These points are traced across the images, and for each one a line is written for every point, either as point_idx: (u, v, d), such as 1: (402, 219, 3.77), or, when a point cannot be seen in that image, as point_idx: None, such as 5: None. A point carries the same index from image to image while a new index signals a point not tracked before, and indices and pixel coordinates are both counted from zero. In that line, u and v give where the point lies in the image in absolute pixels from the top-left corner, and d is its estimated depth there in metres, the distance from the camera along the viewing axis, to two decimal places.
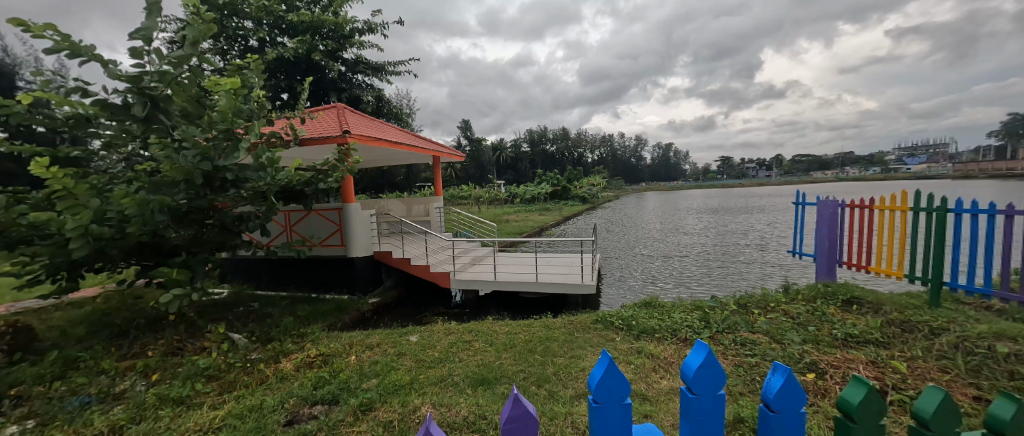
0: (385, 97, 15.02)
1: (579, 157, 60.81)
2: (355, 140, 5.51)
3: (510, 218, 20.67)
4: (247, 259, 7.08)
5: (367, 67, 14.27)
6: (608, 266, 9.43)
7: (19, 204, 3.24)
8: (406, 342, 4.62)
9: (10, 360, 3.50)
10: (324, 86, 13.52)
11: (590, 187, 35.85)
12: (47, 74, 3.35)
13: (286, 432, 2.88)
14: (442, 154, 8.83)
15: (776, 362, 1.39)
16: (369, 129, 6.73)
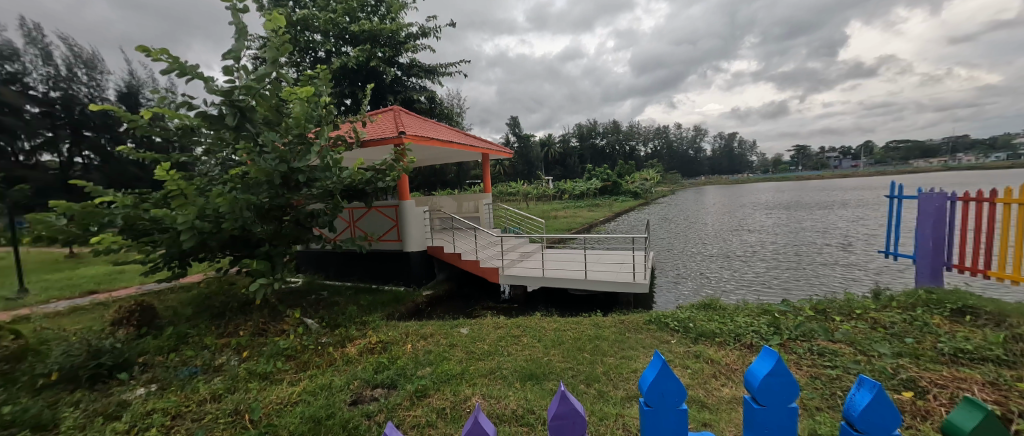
0: (438, 98, 15.60)
1: (633, 151, 58.42)
2: (410, 140, 5.81)
3: (560, 214, 20.50)
4: (319, 252, 7.78)
5: (421, 70, 14.91)
6: (664, 265, 8.96)
7: (143, 203, 3.87)
8: (458, 334, 4.81)
9: (139, 334, 4.20)
10: (382, 90, 14.35)
11: (642, 183, 34.37)
12: (163, 92, 3.93)
13: (351, 410, 3.16)
14: (493, 152, 8.98)
15: (860, 375, 1.25)
16: (424, 130, 7.04)
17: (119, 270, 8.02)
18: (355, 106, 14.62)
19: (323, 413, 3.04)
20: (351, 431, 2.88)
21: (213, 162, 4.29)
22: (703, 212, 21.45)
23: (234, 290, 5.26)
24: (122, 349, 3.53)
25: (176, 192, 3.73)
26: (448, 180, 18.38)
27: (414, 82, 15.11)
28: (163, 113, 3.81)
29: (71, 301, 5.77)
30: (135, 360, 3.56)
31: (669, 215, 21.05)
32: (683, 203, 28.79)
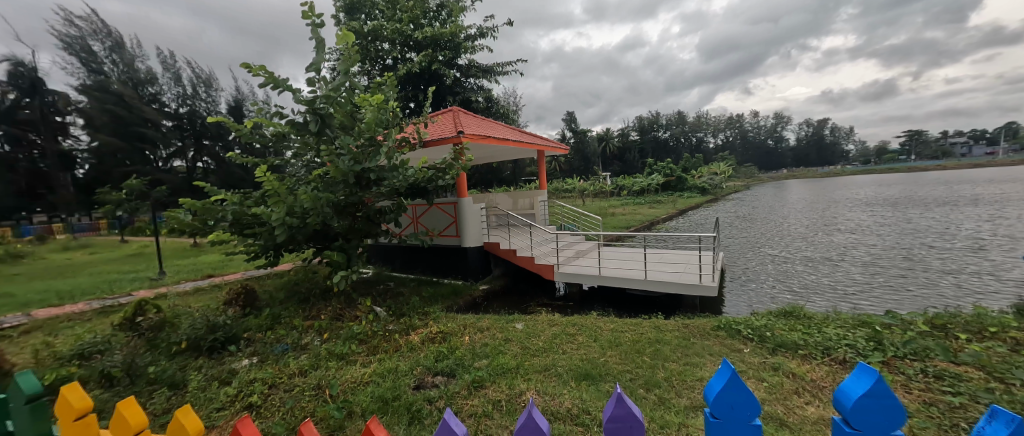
0: (495, 98, 15.91)
1: (702, 143, 54.22)
2: (469, 139, 5.98)
3: (620, 211, 19.80)
4: (386, 246, 8.41)
5: (478, 70, 15.26)
6: (737, 266, 8.22)
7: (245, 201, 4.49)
8: (513, 330, 4.90)
9: (243, 313, 4.91)
10: (442, 92, 14.95)
11: (710, 177, 31.81)
12: (260, 103, 4.51)
13: (415, 394, 3.38)
14: (551, 148, 8.95)
15: (996, 406, 1.04)
16: (482, 128, 7.23)
17: (228, 258, 9.36)
18: (418, 108, 15.40)
19: (390, 395, 3.30)
20: (414, 413, 3.08)
21: (299, 164, 4.84)
22: (783, 209, 19.31)
23: (315, 278, 5.88)
24: (231, 325, 4.15)
25: (270, 191, 4.27)
26: (505, 178, 18.71)
27: (472, 82, 15.53)
28: (261, 122, 4.39)
29: (196, 283, 6.92)
30: (241, 335, 4.17)
31: (742, 212, 19.26)
32: (760, 199, 26.21)
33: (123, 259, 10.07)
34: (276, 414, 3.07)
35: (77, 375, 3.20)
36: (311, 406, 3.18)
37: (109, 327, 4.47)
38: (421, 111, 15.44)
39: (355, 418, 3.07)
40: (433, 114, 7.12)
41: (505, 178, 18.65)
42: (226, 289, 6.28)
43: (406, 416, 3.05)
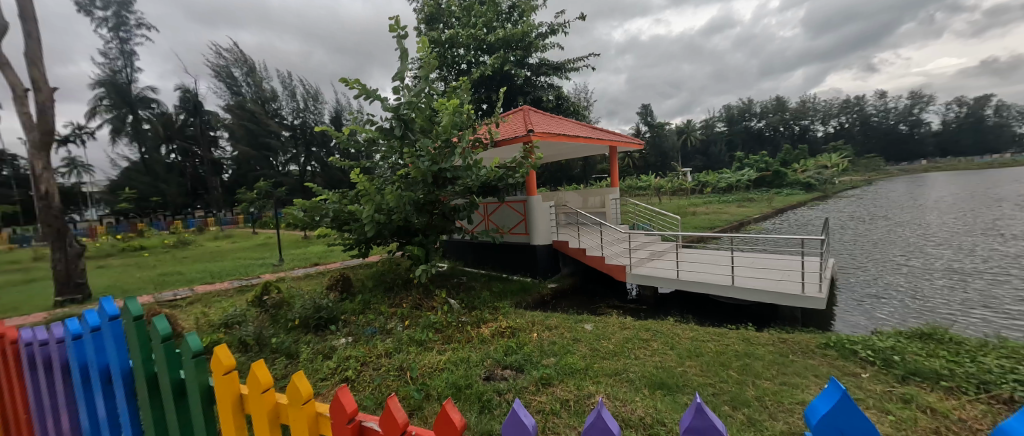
0: (565, 95, 15.78)
1: (810, 131, 46.98)
2: (539, 138, 6.03)
3: (702, 209, 18.26)
4: (460, 241, 8.85)
5: (550, 68, 15.15)
6: (851, 275, 7.03)
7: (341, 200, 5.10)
8: (582, 330, 4.85)
9: (341, 298, 5.59)
10: (514, 92, 15.19)
11: (819, 171, 27.47)
12: (354, 113, 5.08)
13: (486, 384, 3.54)
14: (627, 144, 8.54)
15: None
16: (553, 126, 7.21)
17: (330, 250, 10.74)
18: (491, 109, 15.92)
19: (463, 383, 3.50)
20: (484, 402, 3.23)
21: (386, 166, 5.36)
22: (916, 208, 16.03)
23: (398, 269, 6.46)
24: (332, 308, 4.77)
25: (362, 191, 4.82)
26: (576, 175, 18.46)
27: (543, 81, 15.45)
28: (356, 130, 4.98)
29: (306, 270, 8.06)
30: (339, 317, 4.76)
31: (858, 211, 16.40)
32: (886, 196, 21.99)
33: (252, 248, 12.14)
34: (366, 389, 3.47)
35: (224, 341, 4.00)
36: (394, 384, 3.52)
37: (242, 304, 5.44)
38: (493, 112, 15.93)
39: (431, 400, 3.33)
40: (504, 114, 7.29)
41: (576, 176, 18.42)
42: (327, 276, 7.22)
43: (477, 405, 3.20)
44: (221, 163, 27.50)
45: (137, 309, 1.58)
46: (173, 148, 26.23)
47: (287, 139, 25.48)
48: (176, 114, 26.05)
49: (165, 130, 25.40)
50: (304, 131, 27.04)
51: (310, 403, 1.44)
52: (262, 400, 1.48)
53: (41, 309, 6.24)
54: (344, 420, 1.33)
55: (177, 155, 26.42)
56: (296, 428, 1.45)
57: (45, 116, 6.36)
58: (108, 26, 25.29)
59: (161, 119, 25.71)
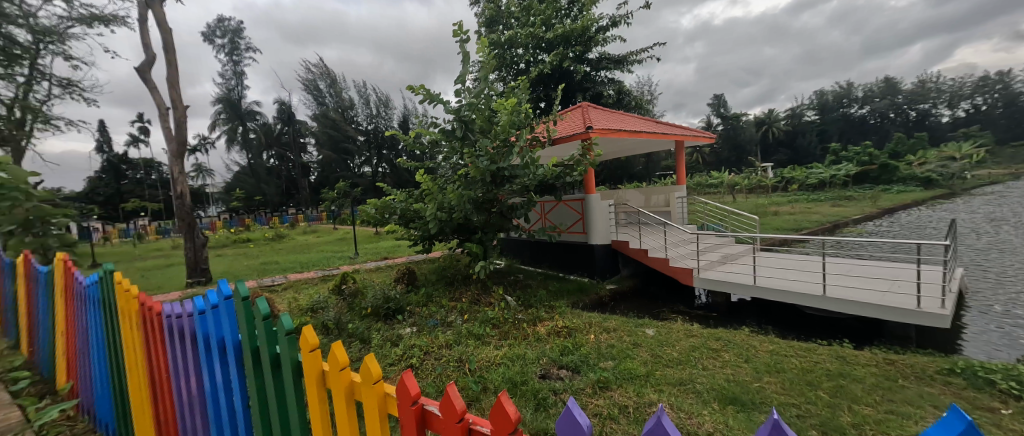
0: (627, 89, 15.45)
1: (931, 115, 39.63)
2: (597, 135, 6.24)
3: (785, 208, 16.43)
4: (516, 240, 9.03)
5: (610, 62, 14.90)
6: (977, 288, 5.91)
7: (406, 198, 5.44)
8: (643, 335, 4.65)
9: (407, 289, 6.00)
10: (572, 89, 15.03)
11: (940, 163, 23.14)
12: (421, 116, 5.42)
13: (541, 382, 3.55)
14: (688, 140, 8.41)
15: None
16: (611, 123, 7.34)
17: (397, 245, 11.53)
18: (548, 107, 15.85)
19: (519, 379, 3.55)
20: (540, 400, 3.24)
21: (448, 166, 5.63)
22: None
23: (457, 265, 6.75)
24: (399, 299, 5.14)
25: (426, 191, 5.16)
26: (638, 173, 17.68)
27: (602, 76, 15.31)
28: (421, 133, 5.37)
29: (377, 264, 8.74)
30: (404, 308, 5.10)
31: (993, 211, 13.59)
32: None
33: (333, 242, 13.53)
34: (428, 377, 3.68)
35: (310, 324, 4.50)
36: (454, 375, 3.69)
37: (323, 291, 6.09)
38: (551, 110, 15.86)
39: (488, 393, 3.43)
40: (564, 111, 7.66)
41: (638, 173, 17.64)
42: (394, 269, 7.79)
43: (533, 402, 3.22)
44: (309, 166, 30.86)
45: (244, 289, 1.61)
46: (272, 154, 30.06)
47: (356, 147, 28.89)
48: (275, 124, 29.84)
49: (266, 138, 29.34)
50: (376, 136, 29.24)
51: (381, 384, 1.42)
52: (340, 379, 1.45)
53: (176, 288, 7.55)
54: (409, 403, 1.30)
55: (275, 160, 30.21)
56: (369, 410, 1.42)
57: (179, 129, 7.68)
58: (224, 51, 29.77)
59: (263, 129, 29.62)
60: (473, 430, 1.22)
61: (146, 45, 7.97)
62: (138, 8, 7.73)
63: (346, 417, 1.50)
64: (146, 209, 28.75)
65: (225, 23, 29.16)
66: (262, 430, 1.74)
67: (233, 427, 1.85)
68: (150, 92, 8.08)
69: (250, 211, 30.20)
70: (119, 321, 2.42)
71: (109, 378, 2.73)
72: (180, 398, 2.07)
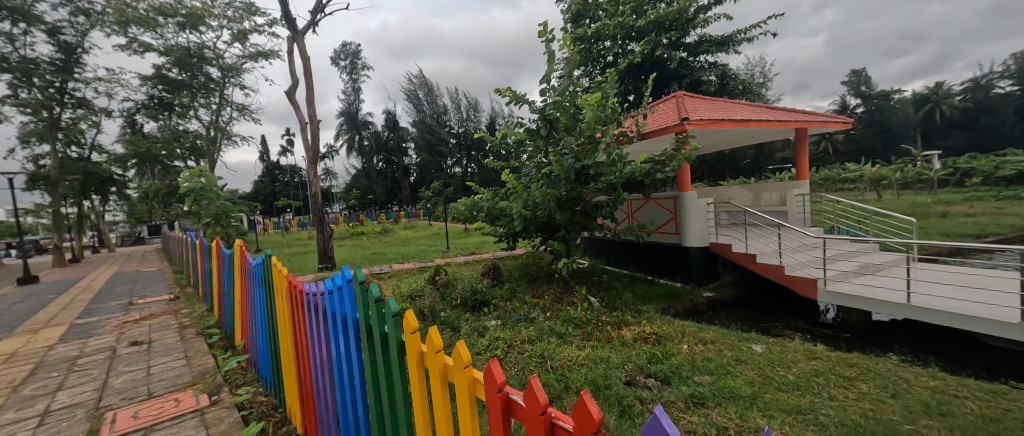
0: (731, 73, 14.62)
1: None
2: (693, 126, 6.09)
3: (959, 207, 12.78)
4: (601, 240, 9.12)
5: (710, 45, 14.36)
6: None
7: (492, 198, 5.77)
8: (749, 351, 4.11)
9: (493, 282, 6.30)
10: (666, 77, 14.66)
11: None
12: (507, 118, 5.74)
13: (626, 388, 3.39)
14: (801, 124, 7.69)
15: None
16: (709, 112, 7.07)
17: (484, 241, 12.18)
18: (638, 100, 15.06)
19: (602, 382, 3.42)
20: (625, 407, 3.07)
21: (532, 165, 5.87)
22: None
23: (540, 263, 6.90)
24: (485, 292, 5.47)
25: (512, 190, 5.43)
26: (744, 167, 15.72)
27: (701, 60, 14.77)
28: (507, 133, 5.70)
29: (466, 258, 9.34)
30: (489, 301, 5.41)
31: None
32: None
33: (428, 237, 14.93)
34: (512, 369, 3.79)
35: (409, 309, 5.05)
36: (537, 370, 3.75)
37: (418, 281, 6.78)
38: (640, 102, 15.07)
39: (570, 393, 3.36)
40: (656, 105, 7.63)
41: (744, 167, 15.68)
42: (480, 264, 8.27)
43: (617, 408, 3.06)
44: (410, 168, 34.20)
45: (361, 275, 1.79)
46: (381, 158, 34.10)
47: (448, 150, 32.01)
48: (384, 132, 33.97)
49: (376, 145, 33.65)
50: (466, 138, 32.28)
51: (469, 368, 1.33)
52: (435, 361, 1.45)
53: (311, 272, 9.14)
54: (494, 389, 1.18)
55: (383, 163, 34.34)
56: (461, 393, 1.36)
57: (313, 139, 9.27)
58: (347, 72, 34.82)
59: (375, 136, 33.99)
60: (557, 426, 1.04)
61: (293, 72, 9.78)
62: (287, 42, 9.53)
63: (440, 400, 1.46)
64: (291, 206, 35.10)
65: (348, 47, 33.95)
66: (375, 399, 1.87)
67: (352, 395, 2.04)
68: (295, 110, 9.92)
69: (365, 208, 34.80)
70: (275, 300, 3.04)
71: (269, 343, 3.40)
72: (316, 366, 2.39)
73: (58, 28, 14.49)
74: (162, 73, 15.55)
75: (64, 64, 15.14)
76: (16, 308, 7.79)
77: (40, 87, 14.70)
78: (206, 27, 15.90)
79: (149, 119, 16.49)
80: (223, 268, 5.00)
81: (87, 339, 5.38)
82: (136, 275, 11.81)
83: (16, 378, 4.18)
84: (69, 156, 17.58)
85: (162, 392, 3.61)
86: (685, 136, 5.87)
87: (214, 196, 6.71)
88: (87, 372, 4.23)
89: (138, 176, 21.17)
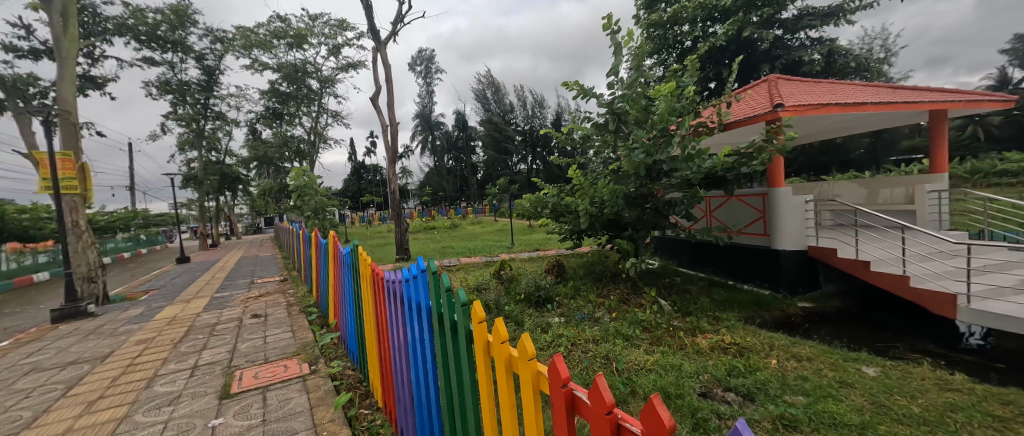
0: (840, 49, 12.70)
1: None
2: (788, 113, 5.36)
3: None
4: (675, 240, 8.57)
5: (814, 18, 12.63)
6: None
7: (558, 195, 5.78)
8: (859, 374, 3.53)
9: (557, 279, 6.30)
10: (756, 60, 13.15)
11: None
12: (574, 113, 5.73)
13: (701, 400, 3.09)
14: (938, 105, 6.36)
15: None
16: (811, 96, 6.18)
17: (548, 238, 12.18)
18: (721, 88, 13.79)
19: (673, 390, 3.15)
20: (698, 420, 2.73)
21: (599, 160, 5.78)
22: None
23: (606, 261, 6.73)
24: (549, 288, 5.50)
25: (578, 186, 5.36)
26: (854, 158, 13.50)
27: (801, 37, 13.02)
28: (573, 128, 5.67)
29: (530, 254, 9.44)
30: (553, 298, 5.42)
31: None
32: None
33: (493, 233, 15.44)
34: (575, 367, 3.68)
35: (476, 301, 5.29)
36: (601, 370, 3.61)
37: (484, 274, 7.07)
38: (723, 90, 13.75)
39: (637, 398, 3.13)
40: (743, 91, 6.91)
41: (854, 159, 13.47)
42: (544, 260, 8.33)
43: (690, 420, 2.74)
44: (477, 166, 35.43)
45: (434, 265, 1.85)
46: (451, 156, 35.92)
47: (515, 147, 32.79)
48: (454, 131, 35.64)
49: (447, 144, 35.51)
50: (532, 135, 32.53)
51: (534, 360, 1.23)
52: (500, 351, 1.39)
53: (390, 262, 10.00)
54: (558, 384, 1.07)
55: (453, 161, 36.17)
56: (525, 387, 1.26)
57: (393, 141, 10.09)
58: (423, 76, 37.07)
59: (446, 136, 35.89)
60: (623, 428, 0.89)
61: (376, 80, 10.72)
62: (372, 53, 10.45)
63: (505, 390, 1.41)
64: (375, 201, 38.69)
65: (425, 52, 36.02)
66: (445, 381, 1.91)
67: (425, 378, 2.11)
68: (377, 115, 10.88)
69: (439, 205, 37.10)
70: (362, 286, 3.38)
71: (357, 324, 3.78)
72: (395, 348, 2.55)
73: (203, 55, 17.63)
74: (276, 87, 18.23)
75: (206, 83, 18.32)
76: (173, 282, 9.76)
77: (191, 104, 18.25)
78: (309, 44, 18.15)
79: (265, 126, 19.58)
80: (320, 257, 5.71)
81: (222, 310, 6.55)
82: (255, 259, 14.03)
83: (175, 337, 5.26)
84: (210, 159, 21.38)
85: (275, 358, 4.27)
86: (778, 125, 5.23)
87: (314, 192, 7.71)
88: (222, 336, 5.17)
89: (257, 175, 25.06)
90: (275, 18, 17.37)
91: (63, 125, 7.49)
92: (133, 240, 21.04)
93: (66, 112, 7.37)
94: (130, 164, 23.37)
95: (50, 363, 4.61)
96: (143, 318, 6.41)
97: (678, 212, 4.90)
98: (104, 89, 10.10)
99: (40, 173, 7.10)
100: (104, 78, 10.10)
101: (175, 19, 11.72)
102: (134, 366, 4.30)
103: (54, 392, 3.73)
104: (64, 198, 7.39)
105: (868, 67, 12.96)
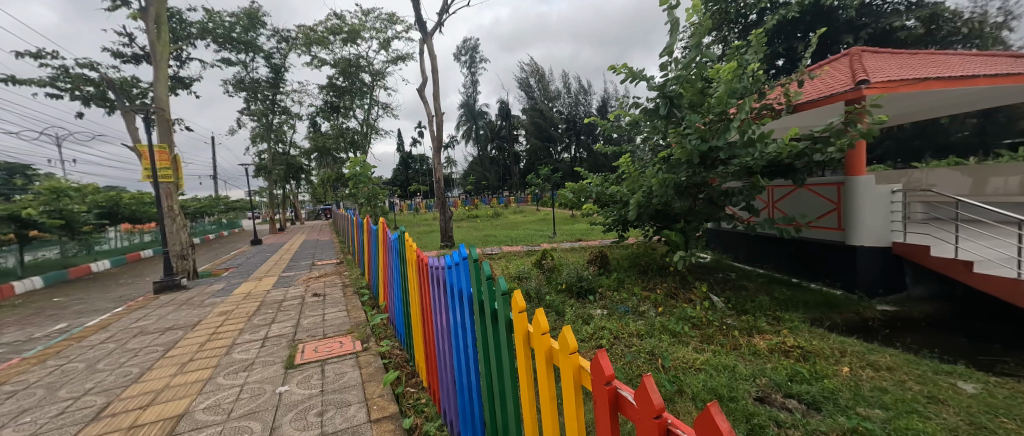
0: (942, 15, 10.95)
1: None
2: (873, 91, 4.76)
3: None
4: (731, 233, 8.03)
5: None
6: None
7: (604, 185, 5.62)
8: (953, 390, 3.07)
9: (600, 269, 6.19)
10: (836, 32, 11.74)
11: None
12: (622, 98, 5.50)
13: (756, 404, 2.87)
14: None
15: None
16: (905, 70, 5.39)
17: (591, 228, 11.92)
18: (791, 65, 12.56)
19: (727, 392, 2.94)
20: (754, 426, 2.53)
21: (649, 148, 5.55)
22: None
23: (653, 254, 6.48)
24: (591, 279, 5.40)
25: (627, 175, 5.20)
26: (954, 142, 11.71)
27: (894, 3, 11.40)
28: (621, 115, 5.48)
29: (572, 244, 9.32)
30: (594, 289, 5.32)
31: None
32: None
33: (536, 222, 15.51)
34: (618, 361, 3.55)
35: (517, 289, 5.33)
36: (645, 366, 3.46)
37: (526, 263, 7.14)
38: (793, 67, 12.48)
39: (685, 397, 2.95)
40: (819, 67, 6.20)
41: (954, 144, 11.71)
42: (585, 250, 8.21)
43: (743, 424, 2.56)
44: (520, 154, 35.59)
45: (475, 253, 1.87)
46: (494, 146, 36.30)
47: (559, 135, 32.58)
48: (498, 121, 35.90)
49: (490, 133, 35.98)
50: (576, 123, 32.28)
51: (575, 354, 1.18)
52: (541, 343, 1.34)
53: (435, 248, 10.40)
54: (601, 382, 1.01)
55: (496, 151, 36.76)
56: (565, 380, 1.21)
57: (438, 130, 10.35)
58: (468, 66, 37.47)
59: (490, 127, 36.38)
60: (673, 433, 0.80)
61: (424, 70, 11.04)
62: (420, 45, 10.78)
63: (545, 380, 1.38)
64: (422, 190, 40.44)
65: (470, 43, 36.25)
66: (485, 365, 1.92)
67: (467, 363, 2.12)
68: (424, 105, 11.24)
69: (482, 194, 38.02)
70: (408, 271, 3.51)
71: (404, 306, 3.94)
72: (437, 330, 2.62)
73: (271, 54, 19.19)
74: (332, 82, 19.31)
75: (274, 81, 19.95)
76: (248, 262, 10.90)
77: (262, 100, 20.03)
78: (362, 39, 18.95)
79: (324, 120, 21.00)
80: (372, 241, 6.04)
81: (287, 288, 7.19)
82: (316, 243, 15.24)
83: (249, 311, 5.84)
84: (278, 151, 23.35)
85: (332, 334, 4.60)
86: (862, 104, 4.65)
87: (367, 181, 8.21)
88: (288, 312, 5.64)
89: (318, 165, 27.11)
90: (332, 15, 18.31)
91: (159, 121, 8.51)
92: (216, 224, 23.77)
93: (161, 110, 8.35)
94: (213, 156, 26.05)
95: (153, 327, 5.33)
96: (223, 293, 7.20)
97: (735, 203, 4.62)
98: (191, 88, 11.34)
99: (143, 163, 8.18)
100: (190, 78, 11.31)
101: (246, 21, 12.79)
102: (217, 334, 4.85)
103: (155, 353, 4.30)
104: (161, 186, 8.45)
105: (980, 33, 11.03)
